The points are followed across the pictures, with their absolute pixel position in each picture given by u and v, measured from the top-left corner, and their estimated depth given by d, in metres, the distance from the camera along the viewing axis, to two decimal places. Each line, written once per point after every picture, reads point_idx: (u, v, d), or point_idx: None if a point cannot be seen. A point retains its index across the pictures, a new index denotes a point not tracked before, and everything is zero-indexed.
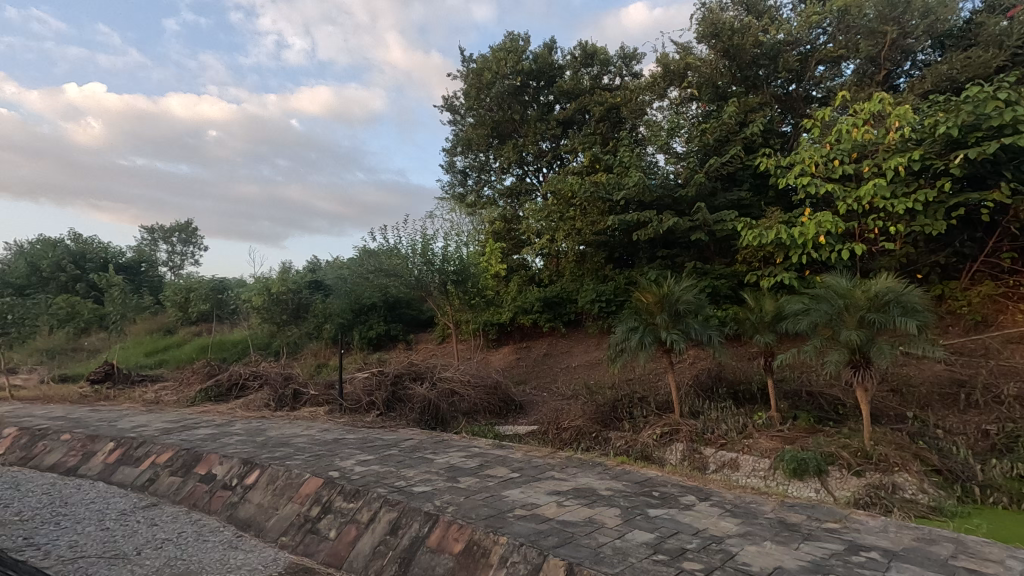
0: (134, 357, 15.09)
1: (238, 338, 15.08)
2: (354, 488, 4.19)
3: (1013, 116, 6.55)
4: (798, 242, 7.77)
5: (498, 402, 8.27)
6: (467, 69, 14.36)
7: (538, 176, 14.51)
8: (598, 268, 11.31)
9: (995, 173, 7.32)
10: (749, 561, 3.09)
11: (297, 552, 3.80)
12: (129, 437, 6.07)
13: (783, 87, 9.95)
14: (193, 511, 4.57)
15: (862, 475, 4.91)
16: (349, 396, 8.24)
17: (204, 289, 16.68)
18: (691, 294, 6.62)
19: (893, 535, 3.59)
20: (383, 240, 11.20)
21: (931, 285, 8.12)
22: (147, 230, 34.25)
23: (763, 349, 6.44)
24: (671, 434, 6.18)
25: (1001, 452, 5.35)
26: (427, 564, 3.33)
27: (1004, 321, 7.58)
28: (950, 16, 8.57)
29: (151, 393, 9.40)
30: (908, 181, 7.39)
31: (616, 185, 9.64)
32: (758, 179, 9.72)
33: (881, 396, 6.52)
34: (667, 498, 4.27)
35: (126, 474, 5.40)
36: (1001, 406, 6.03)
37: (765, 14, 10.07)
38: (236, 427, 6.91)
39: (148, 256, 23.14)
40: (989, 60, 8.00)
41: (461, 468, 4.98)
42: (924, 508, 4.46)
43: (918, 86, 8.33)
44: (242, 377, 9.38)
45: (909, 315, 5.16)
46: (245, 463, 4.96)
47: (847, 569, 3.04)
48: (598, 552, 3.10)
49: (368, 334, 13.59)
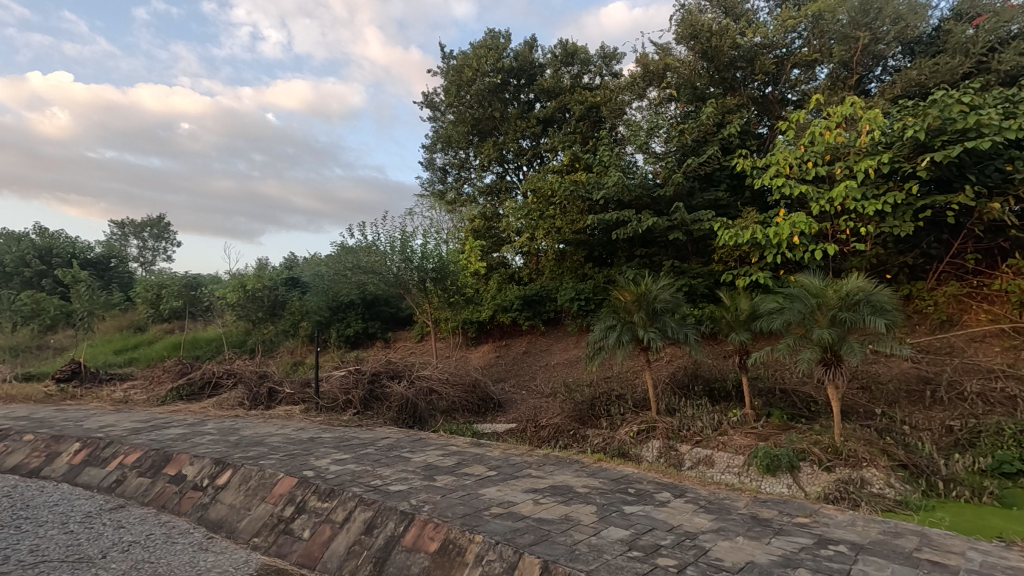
0: (103, 356, 14.64)
1: (213, 335, 14.76)
2: (329, 487, 4.13)
3: (977, 120, 6.77)
4: (773, 242, 7.91)
5: (476, 400, 8.25)
6: (447, 65, 14.29)
7: (518, 174, 14.52)
8: (577, 266, 11.37)
9: (960, 177, 7.53)
10: (722, 556, 3.12)
11: (270, 553, 3.73)
12: (96, 437, 5.90)
13: (759, 89, 10.14)
14: (162, 512, 4.46)
15: (832, 470, 5.03)
16: (325, 395, 8.13)
17: (176, 286, 16.15)
18: (668, 293, 6.68)
19: (860, 529, 3.68)
20: (362, 237, 11.09)
21: (899, 285, 8.37)
22: (117, 225, 33.21)
23: (738, 347, 6.55)
24: (648, 432, 6.28)
25: (964, 447, 5.52)
26: (402, 563, 3.30)
27: (968, 321, 7.81)
28: (919, 22, 8.71)
29: (120, 392, 9.16)
30: (878, 183, 7.57)
31: (595, 185, 9.71)
32: (735, 179, 9.86)
33: (851, 394, 6.69)
34: (642, 495, 4.29)
35: (91, 475, 5.24)
36: (965, 402, 6.25)
37: (742, 17, 10.24)
38: (208, 426, 6.75)
39: (118, 251, 22.46)
40: (956, 67, 8.24)
41: (438, 467, 4.94)
42: (890, 502, 4.53)
43: (889, 90, 8.54)
44: (215, 376, 9.19)
45: (879, 314, 5.27)
46: (216, 464, 4.86)
47: (816, 563, 3.10)
48: (574, 550, 3.10)
49: (346, 332, 13.42)
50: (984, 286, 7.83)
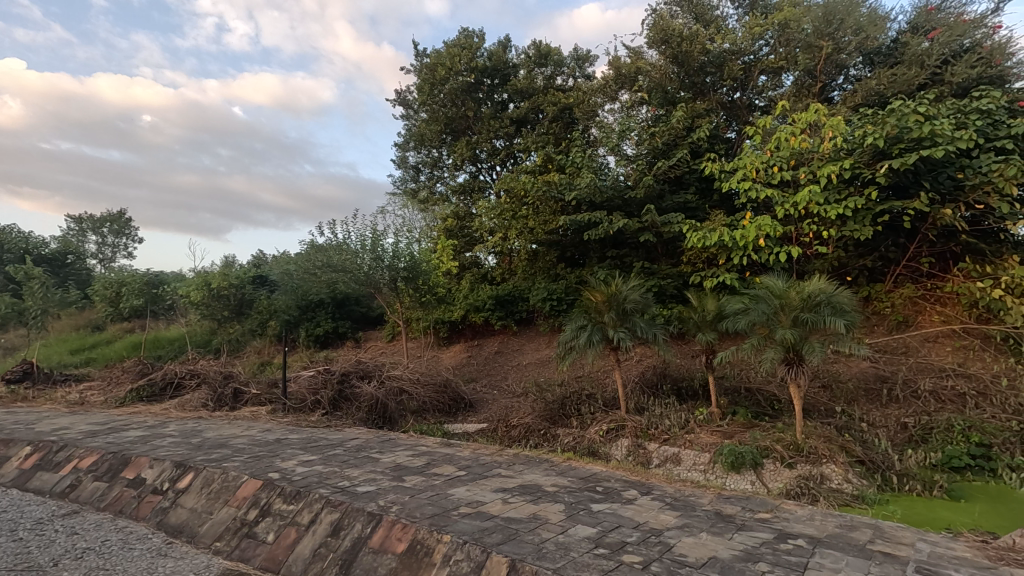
0: (58, 356, 14.11)
1: (176, 335, 14.37)
2: (296, 489, 4.07)
3: (931, 130, 7.07)
4: (740, 244, 8.10)
5: (447, 400, 8.20)
6: (420, 63, 14.22)
7: (491, 174, 14.51)
8: (549, 266, 11.43)
9: (916, 184, 7.82)
10: (686, 552, 3.18)
11: (233, 557, 3.64)
12: (49, 440, 5.67)
13: (728, 95, 10.35)
14: (119, 518, 4.31)
15: (793, 467, 5.15)
16: (293, 395, 7.99)
17: (137, 284, 15.56)
18: (638, 294, 6.77)
19: (818, 523, 3.81)
20: (332, 235, 10.89)
21: (859, 287, 8.67)
22: (75, 220, 31.97)
23: (705, 347, 6.68)
24: (617, 430, 6.35)
25: (917, 443, 5.76)
26: (369, 564, 3.26)
27: (923, 321, 8.16)
28: (878, 34, 9.04)
29: (76, 394, 8.84)
30: (840, 188, 7.73)
31: (568, 185, 9.81)
32: (703, 182, 10.04)
33: (813, 392, 6.89)
34: (610, 492, 4.36)
35: (44, 480, 5.03)
36: (918, 400, 6.55)
37: (711, 23, 10.49)
38: (170, 428, 6.57)
39: (75, 247, 21.62)
40: (912, 78, 8.57)
41: (407, 467, 4.92)
42: (847, 496, 4.68)
43: (850, 99, 8.84)
44: (178, 376, 8.92)
45: (838, 315, 5.44)
46: (178, 467, 4.72)
47: (774, 556, 3.18)
48: (541, 548, 3.12)
49: (315, 332, 13.17)
50: (937, 289, 8.20)
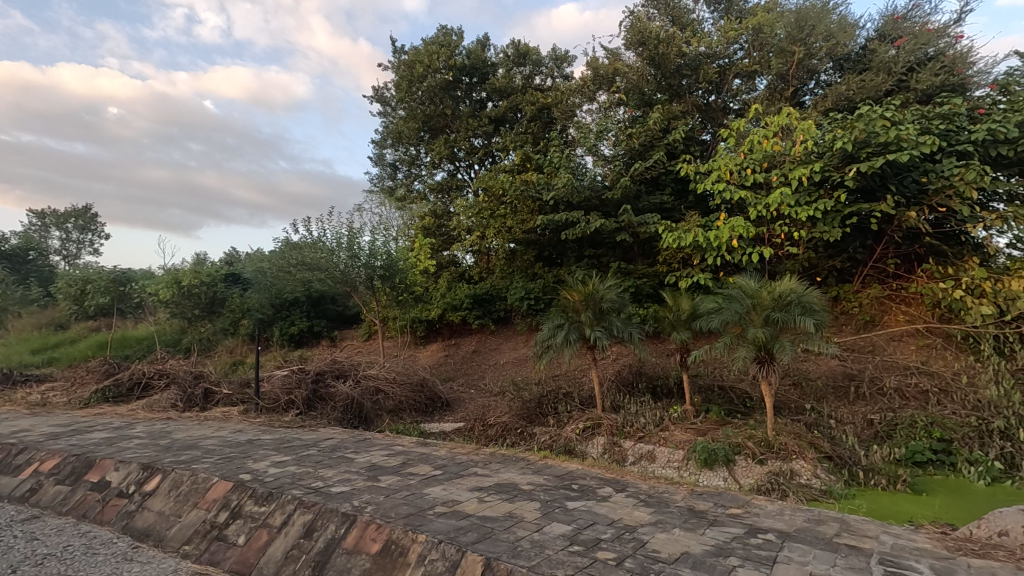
0: (18, 356, 13.59)
1: (144, 334, 13.97)
2: (267, 490, 3.99)
3: (897, 134, 7.27)
4: (714, 245, 8.23)
5: (424, 400, 8.15)
6: (398, 60, 14.09)
7: (469, 172, 14.47)
8: (527, 265, 11.44)
9: (883, 187, 8.04)
10: (658, 548, 3.22)
11: (201, 561, 3.56)
12: (6, 443, 5.46)
13: (703, 97, 10.47)
14: (82, 522, 4.17)
15: (764, 463, 5.26)
16: (266, 395, 7.86)
17: (103, 282, 15.01)
18: (614, 293, 6.81)
19: (787, 518, 3.89)
20: (307, 233, 10.71)
21: (828, 287, 8.90)
22: (36, 215, 30.87)
23: (680, 346, 6.76)
24: (594, 428, 6.39)
25: (882, 439, 5.93)
26: (342, 566, 3.22)
27: (888, 321, 8.41)
28: (848, 41, 9.25)
29: (37, 395, 8.53)
30: (810, 191, 7.90)
31: (546, 185, 9.84)
32: (679, 183, 10.17)
33: (784, 390, 7.04)
34: (585, 490, 4.39)
35: (2, 484, 4.85)
36: (884, 396, 6.75)
37: (687, 26, 10.61)
38: (138, 430, 6.38)
39: (36, 243, 20.86)
40: (879, 84, 8.81)
41: (382, 467, 4.87)
42: (816, 491, 4.80)
43: (821, 103, 9.03)
44: (146, 376, 8.68)
45: (808, 314, 5.56)
46: (144, 469, 4.60)
47: (744, 551, 3.24)
48: (516, 546, 3.13)
49: (289, 331, 12.94)
50: (902, 289, 8.45)
